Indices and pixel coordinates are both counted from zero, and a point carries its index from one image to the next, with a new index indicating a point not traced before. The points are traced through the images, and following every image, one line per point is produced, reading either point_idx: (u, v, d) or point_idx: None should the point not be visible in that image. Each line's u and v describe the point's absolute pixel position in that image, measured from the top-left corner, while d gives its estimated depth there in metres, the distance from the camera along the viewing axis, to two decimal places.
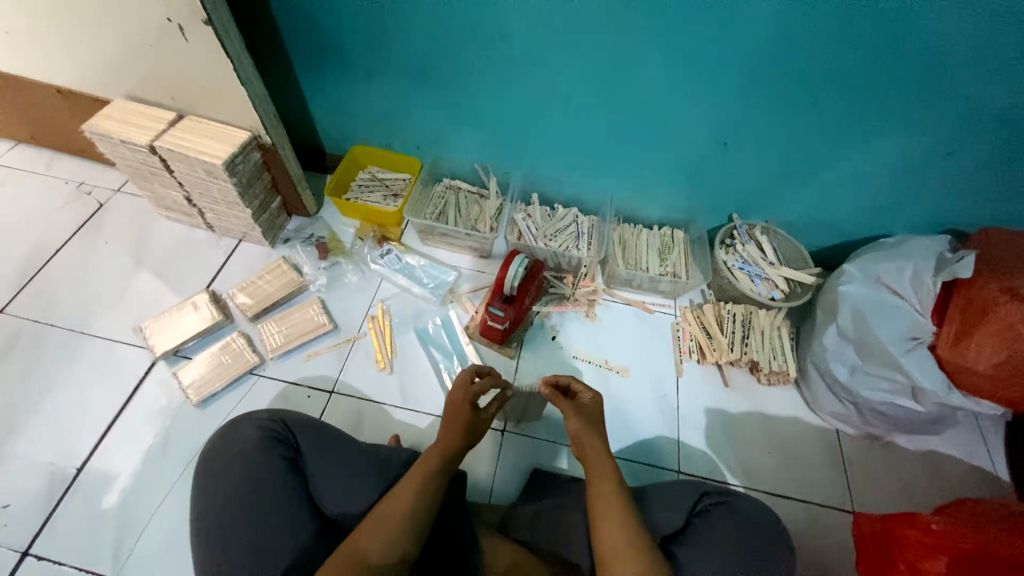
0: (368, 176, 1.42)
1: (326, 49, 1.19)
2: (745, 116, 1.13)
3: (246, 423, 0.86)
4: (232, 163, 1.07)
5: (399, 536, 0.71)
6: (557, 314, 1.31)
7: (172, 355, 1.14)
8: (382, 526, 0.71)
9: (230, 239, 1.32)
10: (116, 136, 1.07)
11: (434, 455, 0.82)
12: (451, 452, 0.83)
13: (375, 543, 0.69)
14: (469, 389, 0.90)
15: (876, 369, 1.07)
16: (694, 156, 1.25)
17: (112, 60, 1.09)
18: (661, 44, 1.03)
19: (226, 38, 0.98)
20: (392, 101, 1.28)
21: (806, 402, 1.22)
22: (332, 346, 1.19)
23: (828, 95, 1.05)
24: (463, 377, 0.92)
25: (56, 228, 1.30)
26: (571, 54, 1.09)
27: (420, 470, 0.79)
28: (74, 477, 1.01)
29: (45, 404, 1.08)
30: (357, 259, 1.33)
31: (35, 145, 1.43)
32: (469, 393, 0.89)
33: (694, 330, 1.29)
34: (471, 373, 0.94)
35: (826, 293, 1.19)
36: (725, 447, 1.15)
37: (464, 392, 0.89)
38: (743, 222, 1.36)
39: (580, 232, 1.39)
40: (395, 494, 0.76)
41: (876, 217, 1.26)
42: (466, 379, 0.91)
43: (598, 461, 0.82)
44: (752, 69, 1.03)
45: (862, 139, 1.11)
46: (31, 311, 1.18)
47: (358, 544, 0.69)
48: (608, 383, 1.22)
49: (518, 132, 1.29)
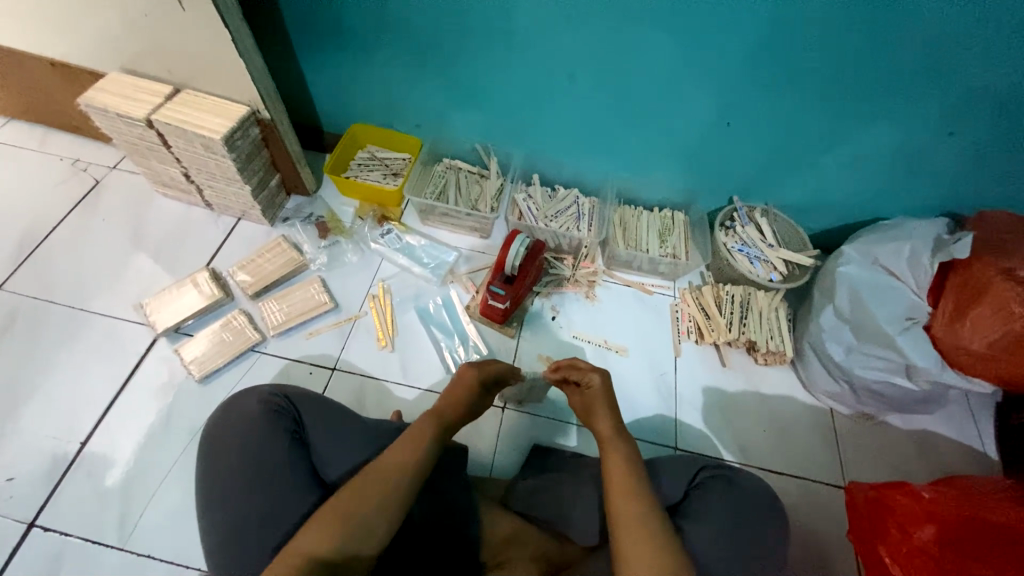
0: (366, 155, 1.41)
1: (324, 23, 1.16)
2: (748, 96, 1.12)
3: (251, 396, 0.86)
4: (231, 138, 1.06)
5: (385, 520, 0.70)
6: (558, 295, 1.31)
7: (173, 332, 1.14)
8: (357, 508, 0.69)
9: (229, 217, 1.31)
10: (113, 110, 1.05)
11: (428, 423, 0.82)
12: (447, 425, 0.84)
13: (342, 535, 0.66)
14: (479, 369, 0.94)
15: (870, 348, 1.08)
16: (695, 137, 1.24)
17: (106, 31, 1.07)
18: (666, 21, 1.01)
19: (223, 9, 0.96)
20: (392, 77, 1.26)
21: (801, 382, 1.23)
22: (334, 324, 1.19)
23: (834, 73, 1.03)
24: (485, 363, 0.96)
25: (52, 204, 1.29)
26: (573, 29, 1.06)
27: (414, 438, 0.79)
28: (78, 451, 1.02)
29: (47, 381, 1.08)
30: (357, 239, 1.32)
31: (29, 121, 1.41)
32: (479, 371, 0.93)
33: (693, 312, 1.30)
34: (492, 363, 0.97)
35: (824, 274, 1.20)
36: (722, 425, 1.17)
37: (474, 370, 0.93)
38: (743, 204, 1.36)
39: (580, 214, 1.38)
40: (389, 457, 0.75)
41: (875, 199, 1.27)
42: (488, 362, 0.96)
43: (608, 438, 0.83)
44: (759, 45, 1.01)
45: (865, 119, 1.10)
46: (30, 288, 1.18)
47: (324, 527, 0.66)
48: (607, 362, 1.23)
49: (519, 111, 1.28)
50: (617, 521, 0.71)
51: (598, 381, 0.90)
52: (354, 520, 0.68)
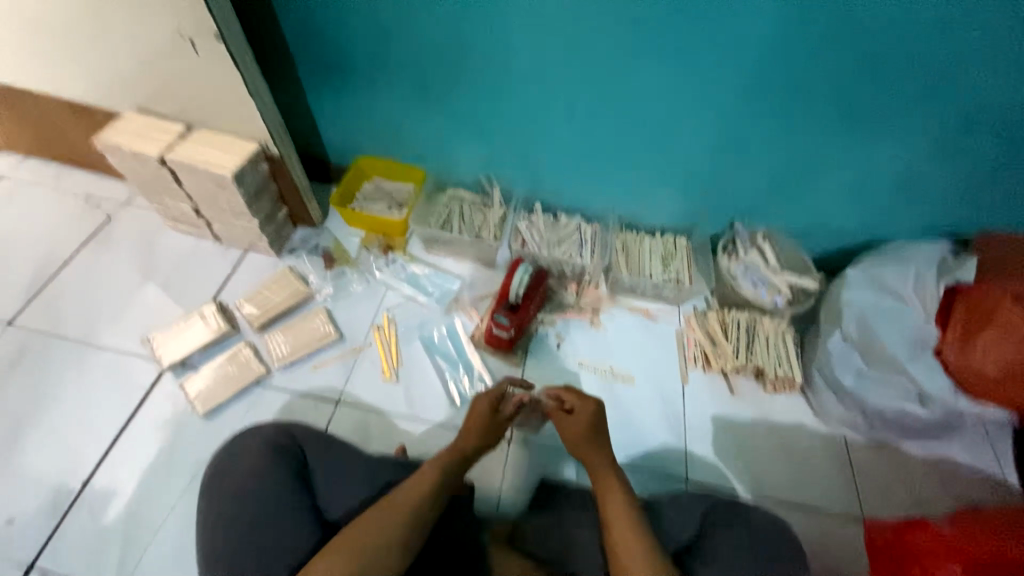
0: (372, 187, 1.43)
1: (333, 62, 1.21)
2: (744, 123, 1.15)
3: (255, 435, 0.87)
4: (240, 175, 1.09)
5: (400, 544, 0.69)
6: (562, 322, 1.31)
7: (179, 366, 1.14)
8: (365, 544, 0.68)
9: (236, 250, 1.33)
10: (128, 149, 1.09)
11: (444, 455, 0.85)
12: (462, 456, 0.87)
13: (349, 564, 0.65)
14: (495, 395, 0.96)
15: (883, 375, 1.07)
16: (694, 164, 1.27)
17: (123, 75, 1.11)
18: (665, 54, 1.05)
19: (236, 52, 1.00)
20: (397, 112, 1.30)
21: (813, 410, 1.21)
22: (338, 356, 1.19)
23: (825, 100, 1.06)
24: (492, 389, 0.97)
25: (64, 241, 1.31)
26: (571, 66, 1.11)
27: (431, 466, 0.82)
28: (81, 490, 1.01)
29: (52, 418, 1.08)
30: (363, 270, 1.33)
31: (45, 159, 1.45)
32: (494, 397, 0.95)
33: (699, 337, 1.29)
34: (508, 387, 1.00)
35: (830, 298, 1.19)
36: (733, 455, 1.15)
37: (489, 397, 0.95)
38: (745, 227, 1.37)
39: (582, 240, 1.38)
40: (407, 487, 0.77)
41: (876, 222, 1.27)
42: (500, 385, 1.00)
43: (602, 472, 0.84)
44: (748, 75, 1.05)
45: (859, 144, 1.13)
46: (39, 324, 1.19)
47: (339, 555, 0.66)
48: (614, 391, 1.21)
49: (520, 142, 1.31)
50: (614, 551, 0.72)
51: (589, 411, 0.90)
52: (370, 548, 0.67)
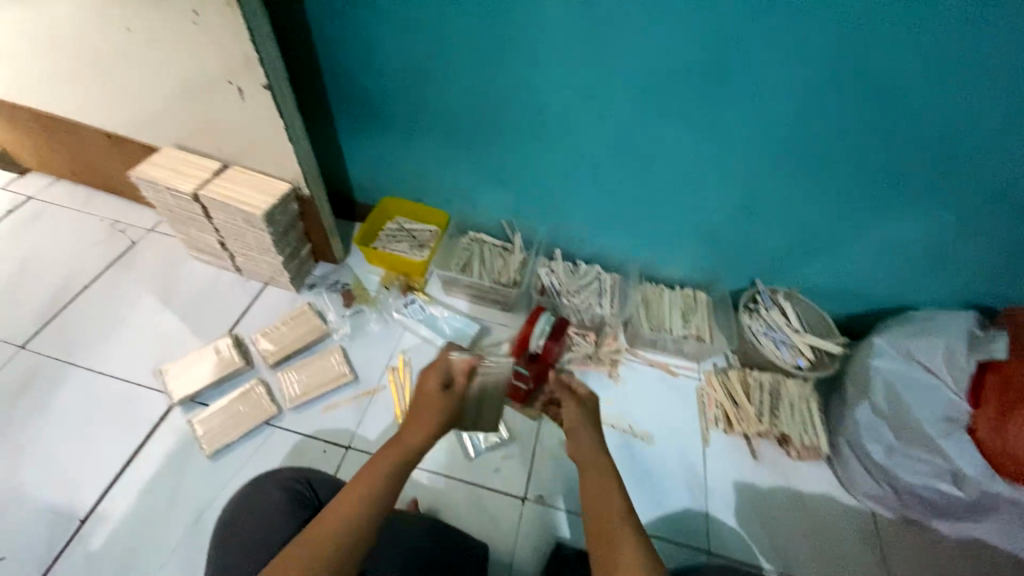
0: (394, 228, 1.43)
1: (368, 109, 1.25)
2: (770, 186, 1.16)
3: (271, 481, 0.83)
4: (271, 215, 1.10)
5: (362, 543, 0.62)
6: (581, 373, 1.29)
7: (188, 402, 1.11)
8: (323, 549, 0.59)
9: (256, 282, 1.33)
10: (163, 184, 1.11)
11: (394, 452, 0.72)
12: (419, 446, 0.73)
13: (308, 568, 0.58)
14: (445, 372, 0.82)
15: (916, 453, 1.04)
16: (717, 222, 1.27)
17: (167, 113, 1.14)
18: (694, 118, 1.08)
19: (281, 100, 1.03)
20: (427, 157, 1.32)
21: (839, 480, 1.17)
22: (351, 398, 1.16)
23: (851, 168, 1.08)
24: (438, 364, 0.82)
25: (87, 265, 1.31)
26: (602, 125, 1.14)
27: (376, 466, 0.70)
28: (76, 531, 0.96)
29: (54, 449, 1.04)
30: (381, 309, 1.32)
31: (76, 183, 1.47)
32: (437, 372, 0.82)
33: (720, 398, 1.25)
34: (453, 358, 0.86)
35: (855, 365, 1.18)
36: (758, 526, 1.10)
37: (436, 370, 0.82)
38: (765, 287, 1.36)
39: (602, 289, 1.37)
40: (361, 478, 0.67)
41: (899, 289, 1.27)
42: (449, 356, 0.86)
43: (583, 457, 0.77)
44: (775, 142, 1.08)
45: (884, 213, 1.14)
46: (53, 348, 1.17)
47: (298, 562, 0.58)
48: (633, 451, 1.18)
49: (546, 192, 1.33)
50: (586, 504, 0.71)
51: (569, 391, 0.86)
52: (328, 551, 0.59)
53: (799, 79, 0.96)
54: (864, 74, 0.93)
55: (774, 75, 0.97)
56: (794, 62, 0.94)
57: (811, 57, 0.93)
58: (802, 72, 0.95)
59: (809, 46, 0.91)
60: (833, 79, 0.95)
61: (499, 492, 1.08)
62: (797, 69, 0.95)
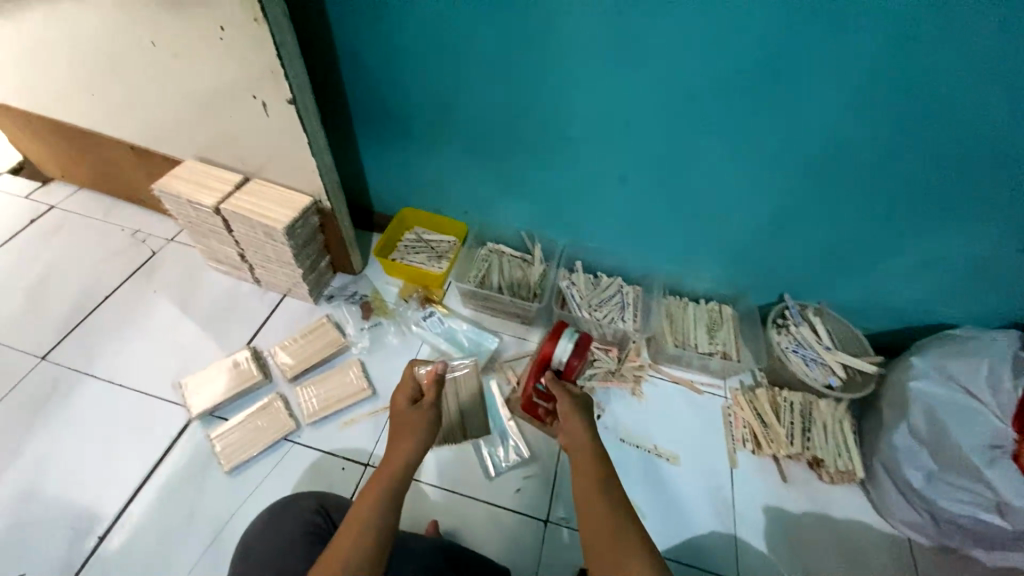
0: (413, 237, 1.42)
1: (390, 120, 1.23)
2: (802, 200, 1.12)
3: (293, 509, 0.82)
4: (292, 228, 1.09)
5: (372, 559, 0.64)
6: (602, 390, 1.26)
7: (207, 416, 1.10)
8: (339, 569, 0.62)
9: (275, 293, 1.32)
10: (184, 196, 1.10)
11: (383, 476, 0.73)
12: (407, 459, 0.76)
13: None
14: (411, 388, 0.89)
15: (956, 479, 0.98)
16: (745, 235, 1.24)
17: (189, 126, 1.14)
18: (725, 131, 1.05)
19: (304, 114, 1.02)
20: (447, 169, 1.30)
21: (873, 505, 1.12)
22: (369, 413, 1.14)
23: (889, 183, 1.04)
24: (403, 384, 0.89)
25: (108, 274, 1.32)
26: (628, 137, 1.11)
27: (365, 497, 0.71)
28: (94, 547, 0.95)
29: (74, 463, 1.04)
30: (400, 321, 1.30)
31: (98, 192, 1.48)
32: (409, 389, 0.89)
33: (747, 417, 1.22)
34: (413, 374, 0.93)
35: (891, 386, 1.14)
36: (789, 554, 1.05)
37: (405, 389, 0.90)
38: (794, 302, 1.33)
39: (625, 303, 1.34)
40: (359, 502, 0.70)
41: (937, 307, 1.21)
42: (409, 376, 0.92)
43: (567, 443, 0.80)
44: (810, 156, 1.04)
45: (923, 229, 1.09)
46: (73, 359, 1.17)
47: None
48: (657, 472, 1.14)
49: (567, 204, 1.30)
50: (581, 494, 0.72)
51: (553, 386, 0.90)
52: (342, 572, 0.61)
53: (838, 92, 0.93)
54: (907, 88, 0.89)
55: (812, 88, 0.94)
56: (834, 75, 0.91)
57: (852, 70, 0.89)
58: (842, 85, 0.92)
59: (852, 58, 0.88)
60: (875, 92, 0.91)
61: (520, 514, 1.05)
62: (837, 82, 0.91)
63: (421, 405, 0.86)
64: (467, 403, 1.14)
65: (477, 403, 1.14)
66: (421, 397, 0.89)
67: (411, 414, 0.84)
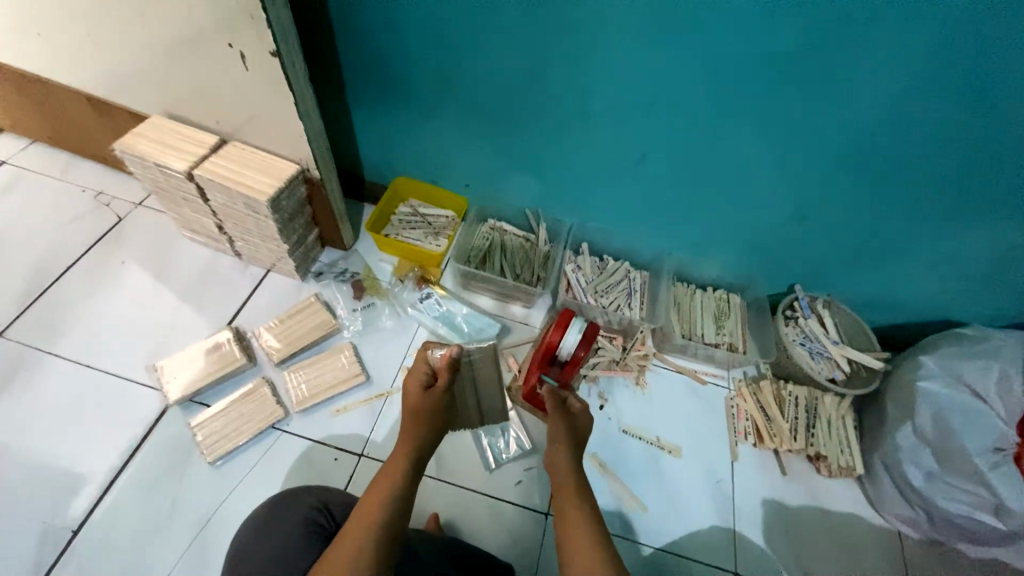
0: (408, 211, 1.32)
1: (384, 80, 1.10)
2: (831, 192, 1.05)
3: (298, 502, 0.77)
4: (277, 200, 0.98)
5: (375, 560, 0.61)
6: (605, 379, 1.22)
7: (187, 401, 1.03)
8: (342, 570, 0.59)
9: (258, 268, 1.21)
10: (153, 160, 0.98)
11: (392, 472, 0.72)
12: (414, 456, 0.75)
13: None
14: (423, 378, 0.84)
15: (957, 481, 0.97)
16: (765, 226, 1.17)
17: (154, 77, 1.00)
18: (760, 114, 0.94)
19: (291, 71, 0.90)
20: (448, 138, 1.19)
21: (868, 499, 1.13)
22: (363, 401, 1.08)
23: (927, 180, 0.96)
24: (415, 369, 0.85)
25: (69, 241, 1.19)
26: (653, 114, 1.00)
27: (373, 495, 0.69)
28: (70, 540, 0.89)
29: (40, 450, 0.96)
30: (394, 302, 1.23)
31: (52, 147, 1.32)
32: (421, 375, 0.84)
33: (751, 410, 1.20)
34: (425, 361, 0.88)
35: (902, 382, 1.09)
36: (785, 546, 1.06)
37: (417, 376, 0.85)
38: (805, 293, 1.29)
39: (632, 289, 1.30)
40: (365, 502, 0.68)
41: (950, 305, 1.18)
42: (419, 363, 0.87)
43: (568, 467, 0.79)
44: (849, 147, 0.95)
45: (952, 229, 1.03)
46: (35, 336, 1.07)
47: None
48: (659, 465, 1.12)
49: (578, 183, 1.20)
50: (562, 516, 0.72)
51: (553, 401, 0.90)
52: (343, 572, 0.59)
53: (892, 78, 0.83)
54: (968, 77, 0.80)
55: (864, 72, 0.83)
56: (892, 59, 0.81)
57: (913, 54, 0.79)
58: (898, 69, 0.82)
59: (915, 41, 0.78)
60: (933, 80, 0.82)
61: (520, 506, 1.02)
62: (893, 66, 0.81)
63: (433, 392, 0.83)
64: (483, 385, 0.98)
65: (494, 385, 0.99)
66: (434, 382, 0.85)
67: (423, 403, 0.81)
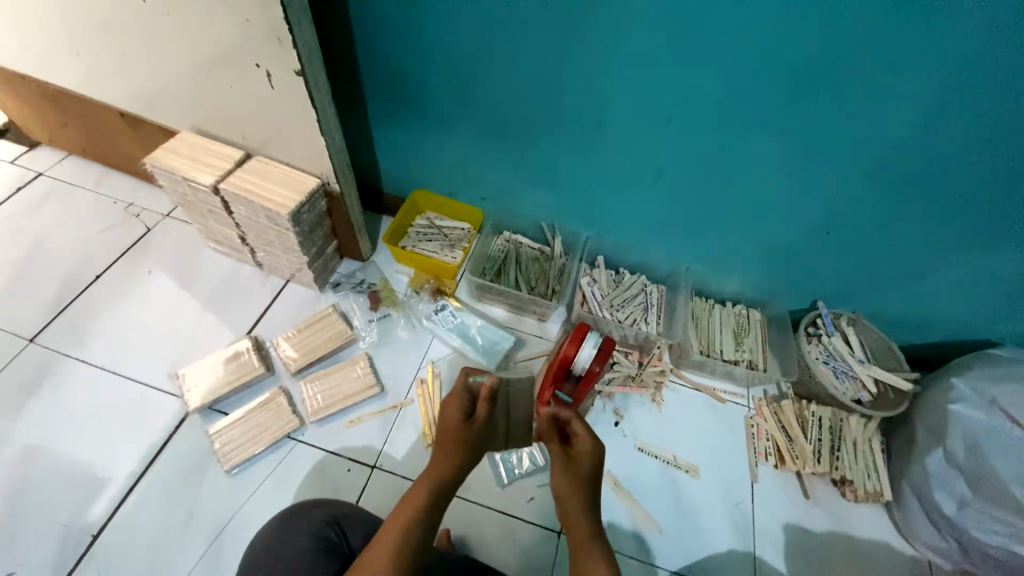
0: (425, 223, 1.33)
1: (404, 95, 1.12)
2: (855, 208, 1.02)
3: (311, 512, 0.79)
4: (298, 214, 1.01)
5: None
6: (620, 395, 1.20)
7: (207, 409, 1.05)
8: None
9: (277, 278, 1.24)
10: (180, 174, 1.01)
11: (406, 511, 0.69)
12: (430, 499, 0.70)
13: None
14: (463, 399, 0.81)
15: (992, 510, 0.92)
16: (786, 241, 1.14)
17: (184, 95, 1.03)
18: (782, 128, 0.93)
19: (314, 88, 0.92)
20: (465, 152, 1.20)
21: (896, 526, 1.09)
22: (377, 412, 1.08)
23: (959, 193, 0.93)
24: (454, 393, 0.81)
25: (100, 251, 1.23)
26: (672, 128, 1.00)
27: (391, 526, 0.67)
28: (89, 545, 0.91)
29: (65, 455, 0.98)
30: (409, 313, 1.23)
31: (87, 160, 1.38)
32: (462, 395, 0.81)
33: (772, 430, 1.17)
34: (466, 374, 0.86)
35: (928, 406, 1.07)
36: (806, 573, 1.02)
37: (458, 395, 0.81)
38: (827, 309, 1.25)
39: (648, 303, 1.29)
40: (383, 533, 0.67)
41: (982, 324, 1.13)
42: (459, 378, 0.84)
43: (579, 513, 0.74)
44: (877, 160, 0.93)
45: (982, 247, 1.00)
46: (63, 343, 1.10)
47: None
48: (676, 485, 1.10)
49: (595, 196, 1.20)
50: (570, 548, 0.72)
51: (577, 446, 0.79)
52: None
53: (921, 90, 0.81)
54: (1001, 90, 0.78)
55: (890, 84, 0.82)
56: (920, 70, 0.79)
57: (943, 65, 0.78)
58: (925, 83, 0.80)
59: (945, 52, 0.76)
60: (965, 91, 0.80)
61: (533, 524, 1.00)
62: (919, 81, 0.80)
63: (471, 423, 0.79)
64: (515, 409, 0.95)
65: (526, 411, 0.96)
66: (473, 410, 0.81)
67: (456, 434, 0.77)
